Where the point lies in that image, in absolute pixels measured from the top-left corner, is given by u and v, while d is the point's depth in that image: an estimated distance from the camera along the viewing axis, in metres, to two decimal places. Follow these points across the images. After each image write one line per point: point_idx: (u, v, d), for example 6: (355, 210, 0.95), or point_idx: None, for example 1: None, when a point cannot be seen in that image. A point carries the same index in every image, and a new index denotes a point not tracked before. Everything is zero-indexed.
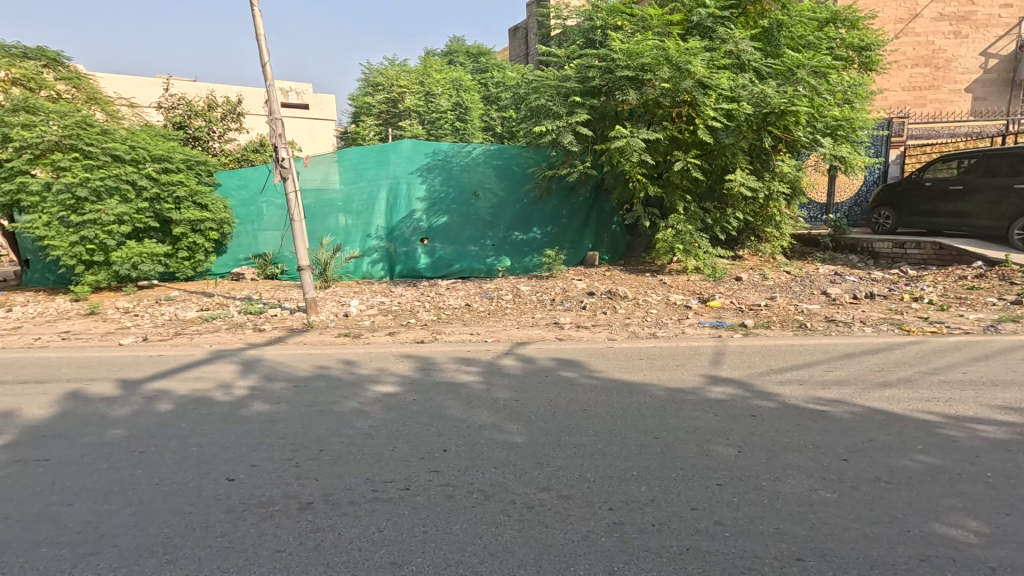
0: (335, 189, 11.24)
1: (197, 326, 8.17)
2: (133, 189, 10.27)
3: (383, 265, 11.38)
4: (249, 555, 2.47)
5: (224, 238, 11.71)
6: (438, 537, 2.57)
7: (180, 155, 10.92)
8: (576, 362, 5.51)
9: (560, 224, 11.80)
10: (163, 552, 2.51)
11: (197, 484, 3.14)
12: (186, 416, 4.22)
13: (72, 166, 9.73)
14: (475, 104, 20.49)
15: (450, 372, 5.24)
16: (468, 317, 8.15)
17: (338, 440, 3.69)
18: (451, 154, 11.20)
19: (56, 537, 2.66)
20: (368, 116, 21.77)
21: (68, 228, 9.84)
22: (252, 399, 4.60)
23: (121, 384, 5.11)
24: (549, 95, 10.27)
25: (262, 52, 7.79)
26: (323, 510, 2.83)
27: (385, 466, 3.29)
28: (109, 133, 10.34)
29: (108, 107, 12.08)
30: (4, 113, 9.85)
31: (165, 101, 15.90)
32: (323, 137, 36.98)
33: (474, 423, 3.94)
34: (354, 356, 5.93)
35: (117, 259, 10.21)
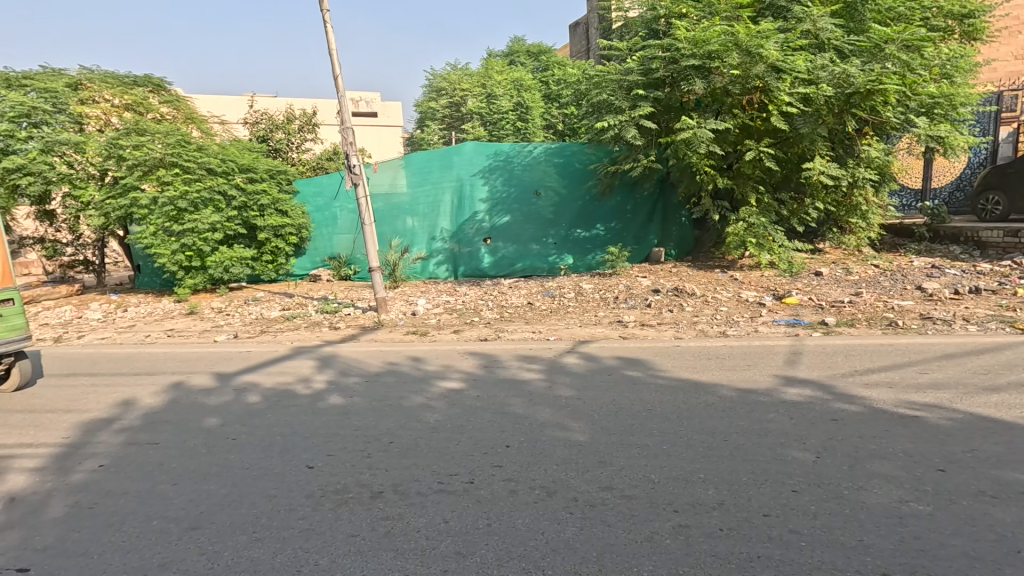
0: (401, 192, 11.61)
1: (280, 325, 8.82)
2: (224, 199, 11.22)
3: (448, 265, 11.67)
4: (327, 538, 2.65)
5: (303, 242, 12.57)
6: (501, 531, 2.62)
7: (263, 165, 11.81)
8: (640, 361, 5.40)
9: (624, 220, 11.58)
10: (253, 530, 2.75)
11: (281, 470, 3.40)
12: (272, 407, 4.59)
13: (174, 181, 10.81)
14: (536, 103, 20.50)
15: (513, 369, 5.31)
16: (531, 315, 8.20)
17: (406, 433, 3.86)
18: (513, 154, 11.35)
19: (165, 511, 2.99)
20: (433, 120, 22.48)
21: (171, 236, 10.94)
22: (329, 392, 4.91)
23: (216, 377, 5.63)
24: (611, 89, 9.95)
25: (335, 65, 8.27)
26: (392, 499, 2.97)
27: (450, 459, 3.40)
28: (203, 148, 11.36)
29: (203, 124, 13.32)
30: (118, 135, 11.10)
31: (250, 117, 17.28)
32: (391, 144, 38.42)
33: (536, 420, 3.98)
34: (421, 353, 6.16)
35: (212, 264, 11.21)
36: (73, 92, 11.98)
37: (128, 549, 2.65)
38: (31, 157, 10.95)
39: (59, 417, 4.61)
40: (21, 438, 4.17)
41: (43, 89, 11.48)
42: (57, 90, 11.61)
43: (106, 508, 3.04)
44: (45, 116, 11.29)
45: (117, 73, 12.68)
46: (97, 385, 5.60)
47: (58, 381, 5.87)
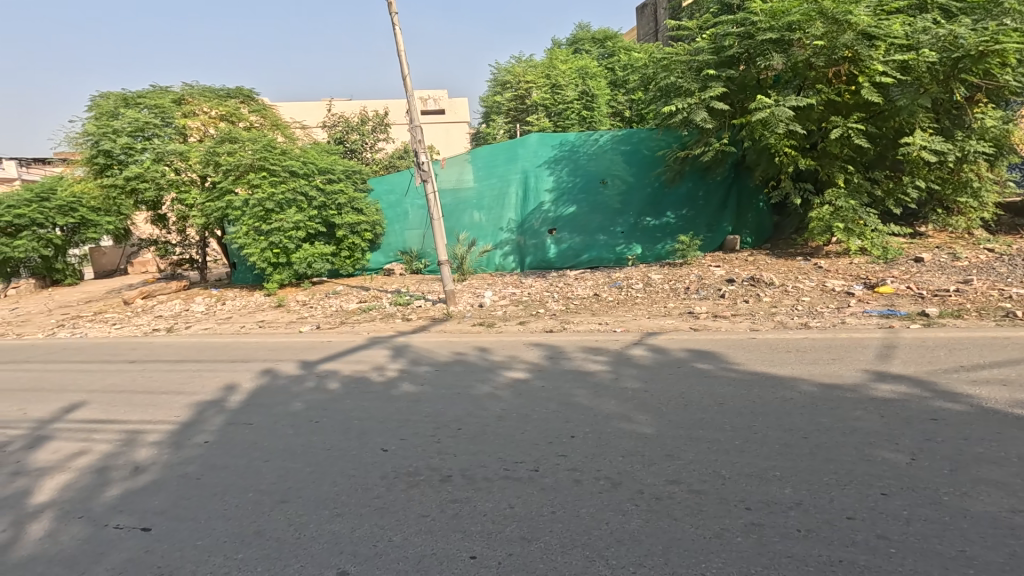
0: (467, 187, 11.83)
1: (357, 316, 9.34)
2: (306, 200, 11.99)
3: (514, 258, 11.78)
4: (400, 517, 2.80)
5: (377, 238, 13.24)
6: (566, 519, 2.64)
7: (340, 167, 12.54)
8: (712, 354, 5.18)
9: (695, 207, 11.12)
10: (334, 506, 2.96)
11: (358, 452, 3.63)
12: (350, 393, 4.90)
13: (263, 184, 11.68)
14: (601, 90, 20.21)
15: (578, 360, 5.30)
16: (597, 307, 8.10)
17: (473, 421, 3.98)
18: (578, 144, 11.26)
19: (259, 485, 3.30)
20: (498, 114, 22.52)
21: (260, 235, 11.86)
22: (401, 380, 5.16)
23: (301, 365, 6.08)
24: (680, 71, 9.60)
25: (403, 66, 8.57)
26: (460, 483, 3.08)
27: (515, 447, 3.47)
28: (287, 153, 12.19)
29: (287, 130, 14.33)
30: (215, 144, 12.19)
31: (328, 120, 18.32)
32: (458, 139, 39.06)
33: (601, 412, 3.94)
34: (488, 344, 6.28)
35: (296, 260, 12.05)
36: (178, 106, 13.26)
37: (229, 517, 2.96)
38: (145, 167, 12.31)
39: (171, 398, 5.19)
40: (143, 415, 4.75)
41: (154, 106, 12.82)
42: (164, 106, 12.92)
43: (210, 480, 3.40)
44: (156, 129, 12.64)
45: (212, 88, 13.80)
46: (203, 370, 6.25)
47: (172, 366, 6.61)
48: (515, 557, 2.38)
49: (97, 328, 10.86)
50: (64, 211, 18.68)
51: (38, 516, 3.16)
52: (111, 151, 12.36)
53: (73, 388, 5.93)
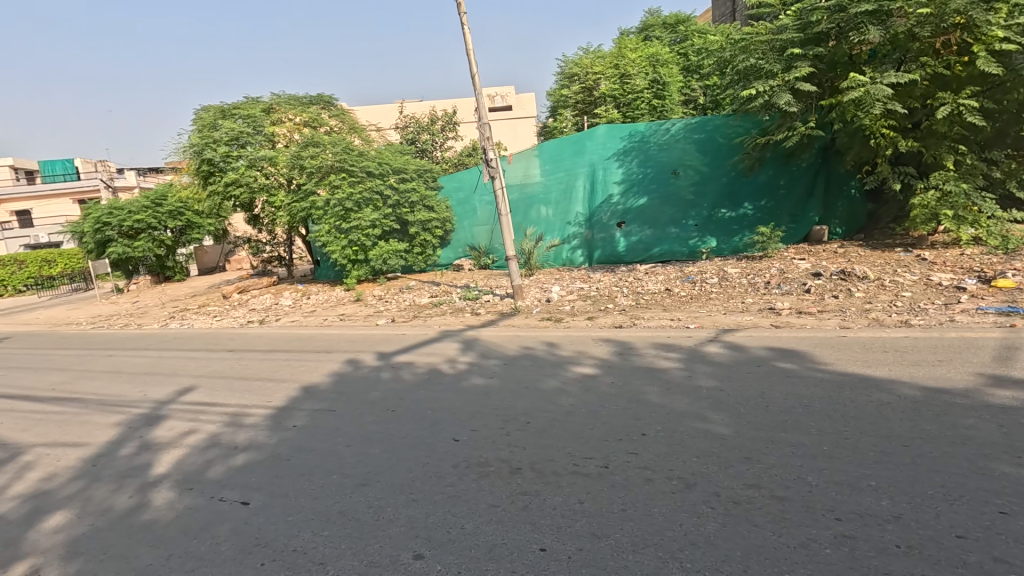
0: (534, 182, 11.85)
1: (429, 310, 9.68)
2: (381, 199, 12.59)
3: (582, 252, 11.67)
4: (471, 505, 2.88)
5: (447, 234, 13.63)
6: (637, 517, 2.59)
7: (413, 166, 13.05)
8: (796, 352, 4.85)
9: (776, 196, 10.43)
10: (408, 492, 3.10)
11: (431, 441, 3.77)
12: (423, 384, 5.09)
13: (342, 184, 12.35)
14: (673, 77, 19.64)
15: (649, 357, 5.17)
16: (669, 302, 7.84)
17: (542, 415, 4.00)
18: (649, 135, 10.91)
19: (341, 468, 3.52)
20: (565, 107, 22.13)
21: (340, 233, 12.56)
22: (472, 373, 5.30)
23: (379, 356, 6.41)
24: (760, 52, 9.04)
25: (472, 64, 8.73)
26: (530, 476, 3.11)
27: (585, 443, 3.44)
28: (364, 154, 12.81)
29: (363, 133, 15.11)
30: (299, 149, 13.02)
31: (401, 121, 19.03)
32: (525, 135, 39.15)
33: (674, 410, 3.83)
34: (556, 339, 6.28)
35: (373, 257, 12.66)
36: (267, 115, 14.35)
37: (316, 496, 3.19)
38: (240, 173, 13.45)
39: (264, 384, 5.66)
40: (241, 399, 5.22)
41: (246, 116, 13.94)
42: (256, 115, 14.02)
43: (299, 461, 3.68)
44: (248, 138, 13.75)
45: (297, 96, 14.88)
46: (292, 359, 6.76)
47: (265, 355, 7.20)
48: (586, 552, 2.37)
49: (202, 320, 12.03)
50: (174, 215, 21.01)
51: (158, 486, 3.56)
52: (213, 159, 13.60)
53: (184, 373, 6.64)
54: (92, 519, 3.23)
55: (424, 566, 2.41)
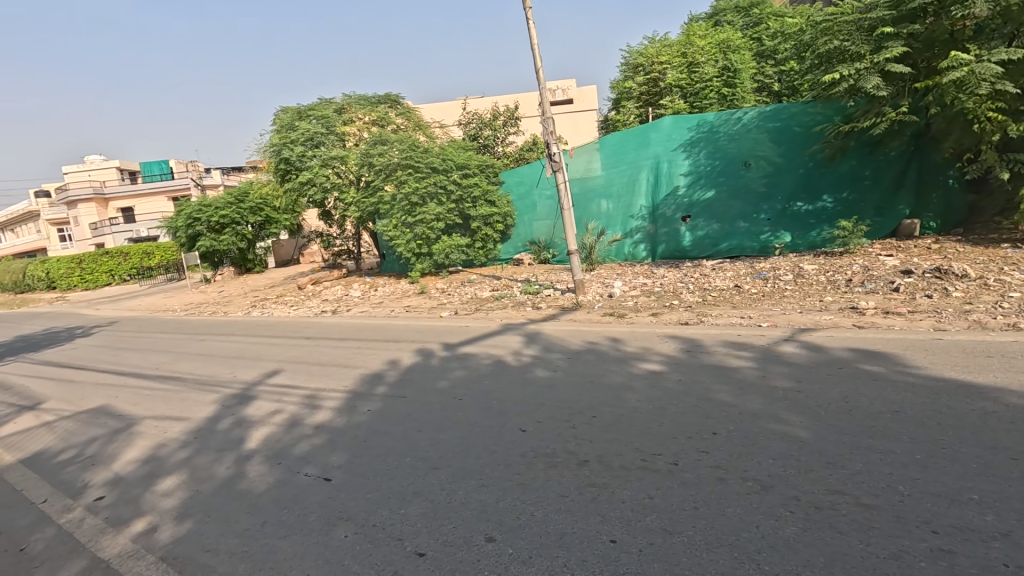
0: (596, 176, 11.78)
1: (491, 304, 9.85)
2: (445, 194, 12.91)
3: (645, 247, 11.49)
4: (540, 494, 2.93)
5: (507, 229, 13.80)
6: (710, 516, 2.55)
7: (475, 162, 13.28)
8: (883, 354, 4.54)
9: (860, 188, 9.70)
10: (478, 478, 3.21)
11: (499, 430, 3.86)
12: (488, 375, 5.22)
13: (408, 180, 12.76)
14: (745, 64, 18.67)
15: (719, 355, 5.01)
16: (739, 299, 7.54)
17: (608, 409, 4.00)
18: (719, 125, 10.50)
19: (414, 451, 3.69)
20: (628, 99, 21.65)
21: (406, 227, 13.01)
22: (536, 365, 5.36)
23: (445, 347, 6.62)
24: (846, 33, 8.47)
25: (537, 58, 8.76)
26: (598, 469, 3.13)
27: (653, 439, 3.41)
28: (429, 151, 13.17)
29: (428, 130, 15.53)
30: (368, 147, 13.57)
31: (463, 118, 19.37)
32: (586, 129, 38.60)
33: (746, 410, 3.70)
34: (619, 335, 6.22)
35: (437, 251, 13.01)
36: (339, 115, 15.10)
37: (391, 476, 3.36)
38: (315, 171, 14.25)
39: (340, 370, 6.01)
40: (319, 383, 5.57)
41: (321, 117, 14.75)
42: (329, 116, 14.81)
43: (375, 443, 3.89)
44: (322, 137, 14.52)
45: (367, 96, 15.53)
46: (364, 347, 7.12)
47: (340, 343, 7.62)
48: (657, 547, 2.37)
49: (280, 309, 12.90)
50: (255, 211, 22.58)
51: (250, 459, 3.90)
52: (291, 159, 14.50)
53: (268, 357, 7.18)
54: (197, 485, 3.59)
55: (496, 549, 2.49)
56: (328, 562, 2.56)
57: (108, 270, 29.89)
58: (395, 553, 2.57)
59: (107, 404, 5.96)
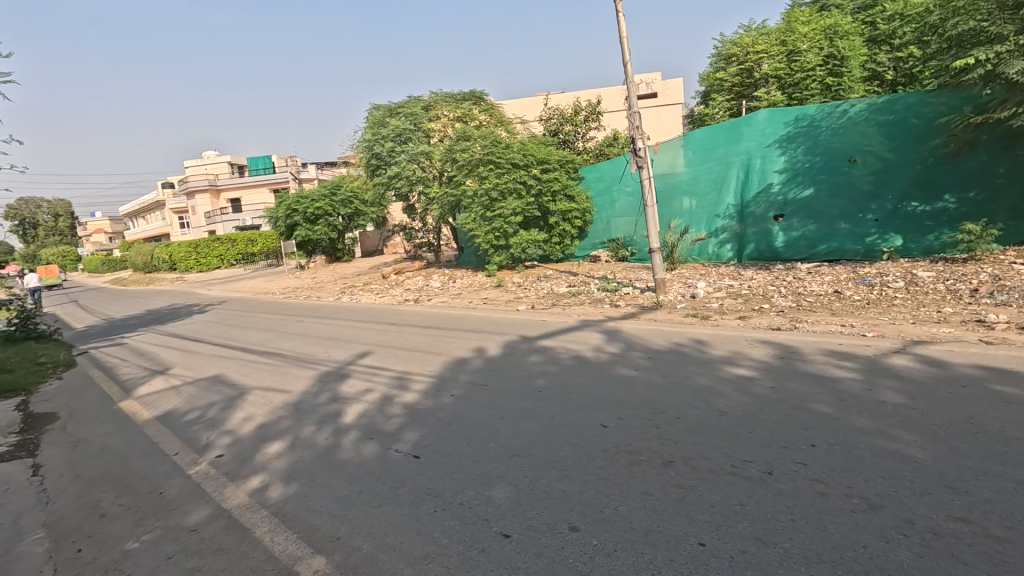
0: (681, 172, 11.41)
1: (568, 299, 9.85)
2: (524, 188, 13.00)
3: (732, 247, 10.97)
4: (624, 489, 2.92)
5: (585, 225, 13.69)
6: (809, 530, 2.42)
7: (556, 157, 13.28)
8: (1018, 375, 4.03)
9: (993, 186, 8.43)
10: (560, 468, 3.25)
11: (580, 424, 3.88)
12: (568, 370, 5.24)
13: (489, 175, 13.01)
14: (854, 51, 17.10)
15: (818, 364, 4.69)
16: (839, 306, 6.99)
17: (694, 411, 3.88)
18: (821, 118, 9.77)
19: (497, 438, 3.80)
20: (719, 92, 20.67)
21: (485, 221, 13.28)
22: (618, 363, 5.30)
23: (524, 339, 6.72)
24: (984, 12, 7.51)
25: (625, 51, 8.59)
26: (684, 470, 3.06)
27: (744, 446, 3.28)
28: (510, 146, 13.35)
29: (510, 126, 15.74)
30: (452, 142, 13.99)
31: (545, 113, 19.39)
32: (670, 123, 37.21)
33: (850, 424, 3.44)
34: (704, 337, 6.00)
35: (514, 245, 13.17)
36: (426, 112, 15.73)
37: (476, 459, 3.49)
38: (402, 166, 14.93)
39: (425, 356, 6.29)
40: (405, 366, 5.88)
41: (409, 114, 15.40)
42: (417, 113, 15.45)
43: (459, 427, 4.05)
44: (410, 134, 15.19)
45: (453, 93, 16.00)
46: (446, 335, 7.40)
47: (423, 330, 7.97)
48: (750, 555, 2.29)
49: (367, 296, 13.70)
50: (345, 203, 24.05)
51: (347, 432, 4.21)
52: (381, 155, 15.31)
53: (358, 340, 7.65)
54: (301, 452, 3.93)
55: (580, 538, 2.52)
56: (419, 533, 2.72)
57: (219, 255, 33.13)
58: (482, 532, 2.67)
59: (223, 373, 6.66)
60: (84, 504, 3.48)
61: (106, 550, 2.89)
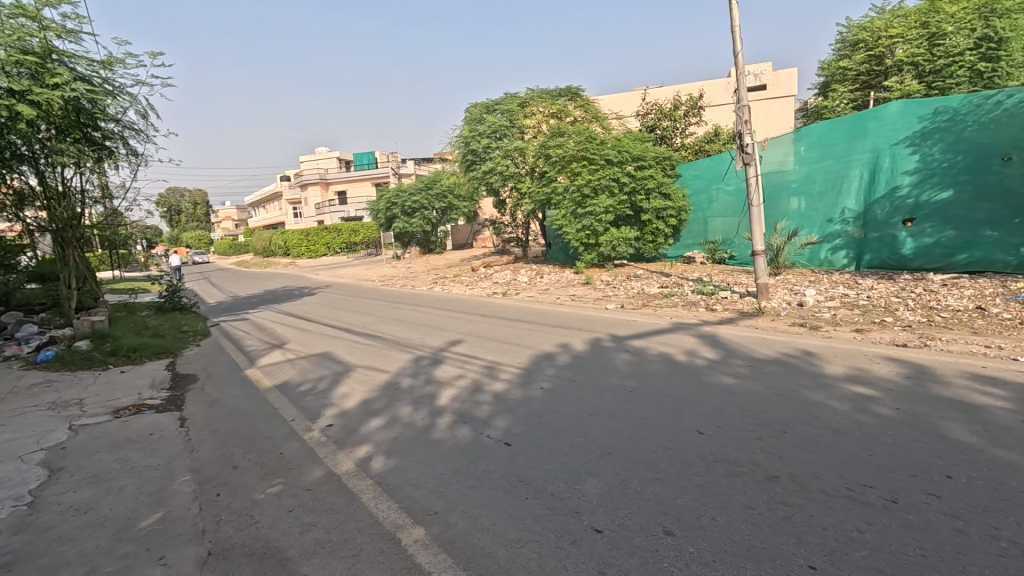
0: (793, 170, 10.70)
1: (659, 300, 9.53)
2: (617, 185, 12.72)
3: (848, 253, 10.07)
4: (724, 500, 2.79)
5: (680, 224, 13.17)
6: (943, 569, 2.16)
7: (652, 153, 12.88)
8: None
9: None
10: (654, 471, 3.17)
11: (675, 428, 3.76)
12: (661, 372, 5.09)
13: (582, 171, 12.89)
14: (1016, 31, 14.84)
15: (956, 388, 4.15)
16: (982, 324, 6.12)
17: (803, 427, 3.61)
18: (966, 111, 8.51)
19: (587, 434, 3.79)
20: (841, 83, 18.90)
21: (575, 218, 13.16)
22: (715, 370, 5.06)
23: (614, 338, 6.62)
24: None
25: (737, 42, 8.11)
26: (792, 488, 2.86)
27: (863, 469, 2.99)
28: (605, 142, 13.12)
29: (605, 123, 15.59)
30: (547, 139, 14.00)
31: (642, 108, 18.83)
32: (781, 118, 34.51)
33: (997, 458, 3.01)
34: (815, 348, 5.55)
35: (604, 242, 12.96)
36: (522, 109, 15.96)
37: (566, 453, 3.51)
38: (496, 161, 15.19)
39: (515, 347, 6.41)
40: (495, 356, 6.04)
41: (506, 110, 15.68)
42: (513, 109, 15.70)
43: (550, 420, 4.09)
44: (505, 130, 15.45)
45: (549, 90, 16.08)
46: (536, 329, 7.48)
47: (512, 322, 8.11)
48: None
49: (458, 287, 14.22)
50: (440, 198, 25.06)
51: (442, 414, 4.41)
52: (477, 151, 15.69)
53: (451, 329, 7.97)
54: (401, 429, 4.19)
55: (676, 544, 2.46)
56: (512, 517, 2.79)
57: (326, 244, 35.98)
58: (573, 524, 2.69)
59: (331, 351, 7.25)
60: (220, 455, 3.97)
61: (239, 497, 3.29)
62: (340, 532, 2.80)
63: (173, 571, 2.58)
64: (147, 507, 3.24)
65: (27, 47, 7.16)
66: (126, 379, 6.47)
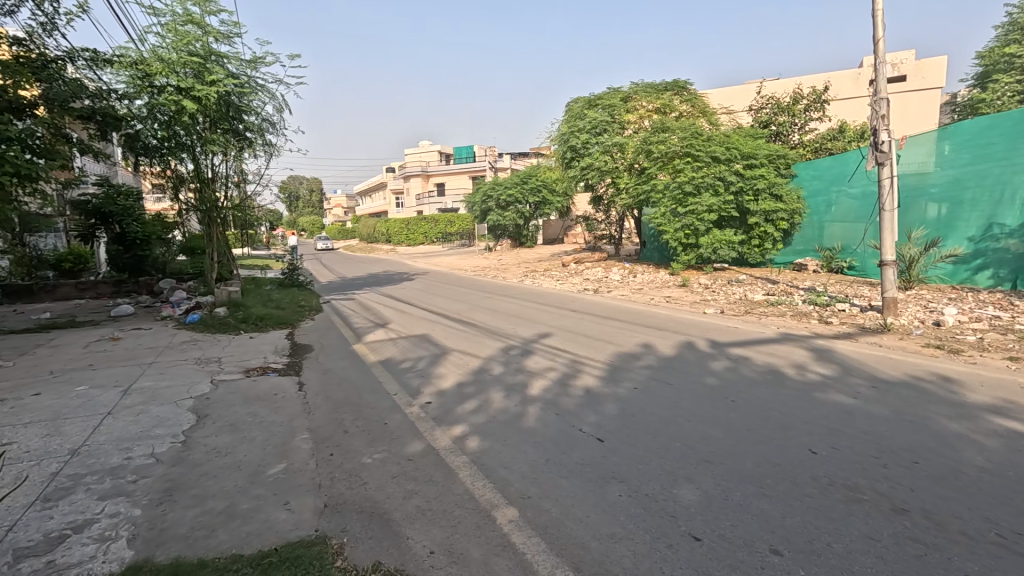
0: (935, 173, 9.44)
1: (764, 308, 8.89)
2: (723, 184, 12.03)
3: (998, 271, 8.75)
4: (841, 527, 2.56)
5: (792, 228, 12.24)
6: None
7: (764, 151, 12.03)
8: None
9: None
10: (758, 486, 2.99)
11: (782, 444, 3.50)
12: (766, 384, 4.76)
13: (685, 168, 12.30)
14: None
15: None
16: None
17: (938, 459, 3.21)
18: None
19: (684, 438, 3.65)
20: (1005, 72, 16.42)
21: (675, 217, 12.57)
22: (830, 387, 4.63)
23: (714, 344, 6.29)
24: None
25: (878, 27, 7.28)
26: (926, 524, 2.55)
27: (1017, 515, 2.60)
28: (712, 139, 12.45)
29: (713, 117, 14.99)
30: (649, 134, 13.54)
31: (757, 102, 17.59)
32: (923, 112, 30.50)
33: None
34: (953, 374, 4.89)
35: (704, 244, 12.32)
36: (624, 103, 15.58)
37: (661, 455, 3.42)
38: (594, 157, 14.94)
39: (607, 344, 6.31)
40: (587, 351, 6.00)
41: (608, 105, 15.44)
42: (615, 104, 15.42)
43: (643, 420, 3.99)
44: (606, 125, 15.11)
45: (654, 84, 15.73)
46: (629, 328, 7.31)
47: (604, 320, 7.99)
48: None
49: (548, 282, 14.28)
50: (535, 192, 25.24)
51: (534, 403, 4.47)
52: (575, 146, 15.53)
53: (542, 321, 8.03)
54: (494, 414, 4.31)
55: (784, 565, 2.30)
56: (604, 513, 2.78)
57: (424, 233, 37.76)
58: (669, 528, 2.62)
59: (427, 333, 7.63)
60: (333, 420, 4.35)
61: (349, 459, 3.59)
62: (439, 503, 2.95)
63: (296, 516, 2.88)
64: (274, 458, 3.64)
65: (193, 50, 8.29)
66: (255, 344, 7.30)
